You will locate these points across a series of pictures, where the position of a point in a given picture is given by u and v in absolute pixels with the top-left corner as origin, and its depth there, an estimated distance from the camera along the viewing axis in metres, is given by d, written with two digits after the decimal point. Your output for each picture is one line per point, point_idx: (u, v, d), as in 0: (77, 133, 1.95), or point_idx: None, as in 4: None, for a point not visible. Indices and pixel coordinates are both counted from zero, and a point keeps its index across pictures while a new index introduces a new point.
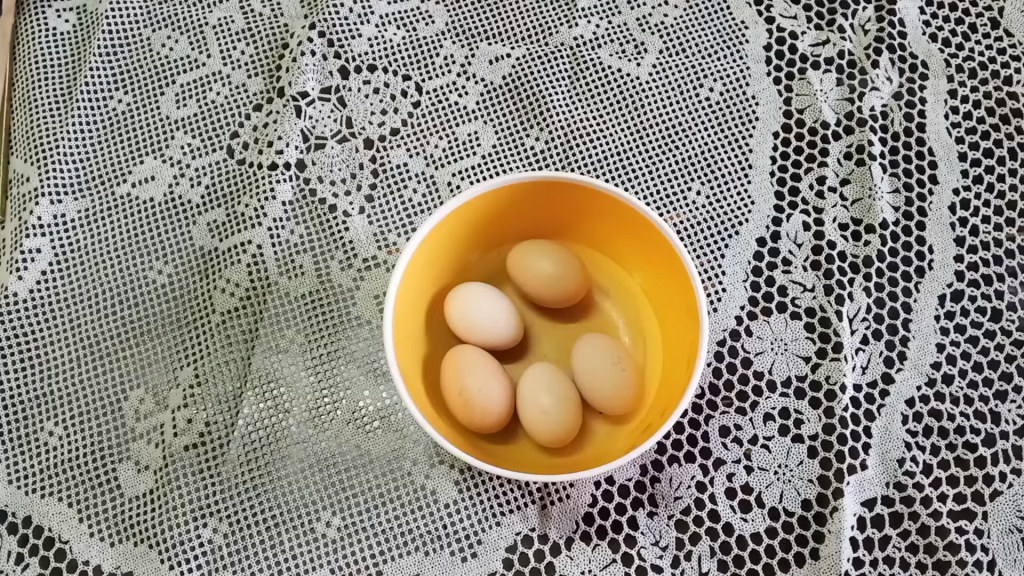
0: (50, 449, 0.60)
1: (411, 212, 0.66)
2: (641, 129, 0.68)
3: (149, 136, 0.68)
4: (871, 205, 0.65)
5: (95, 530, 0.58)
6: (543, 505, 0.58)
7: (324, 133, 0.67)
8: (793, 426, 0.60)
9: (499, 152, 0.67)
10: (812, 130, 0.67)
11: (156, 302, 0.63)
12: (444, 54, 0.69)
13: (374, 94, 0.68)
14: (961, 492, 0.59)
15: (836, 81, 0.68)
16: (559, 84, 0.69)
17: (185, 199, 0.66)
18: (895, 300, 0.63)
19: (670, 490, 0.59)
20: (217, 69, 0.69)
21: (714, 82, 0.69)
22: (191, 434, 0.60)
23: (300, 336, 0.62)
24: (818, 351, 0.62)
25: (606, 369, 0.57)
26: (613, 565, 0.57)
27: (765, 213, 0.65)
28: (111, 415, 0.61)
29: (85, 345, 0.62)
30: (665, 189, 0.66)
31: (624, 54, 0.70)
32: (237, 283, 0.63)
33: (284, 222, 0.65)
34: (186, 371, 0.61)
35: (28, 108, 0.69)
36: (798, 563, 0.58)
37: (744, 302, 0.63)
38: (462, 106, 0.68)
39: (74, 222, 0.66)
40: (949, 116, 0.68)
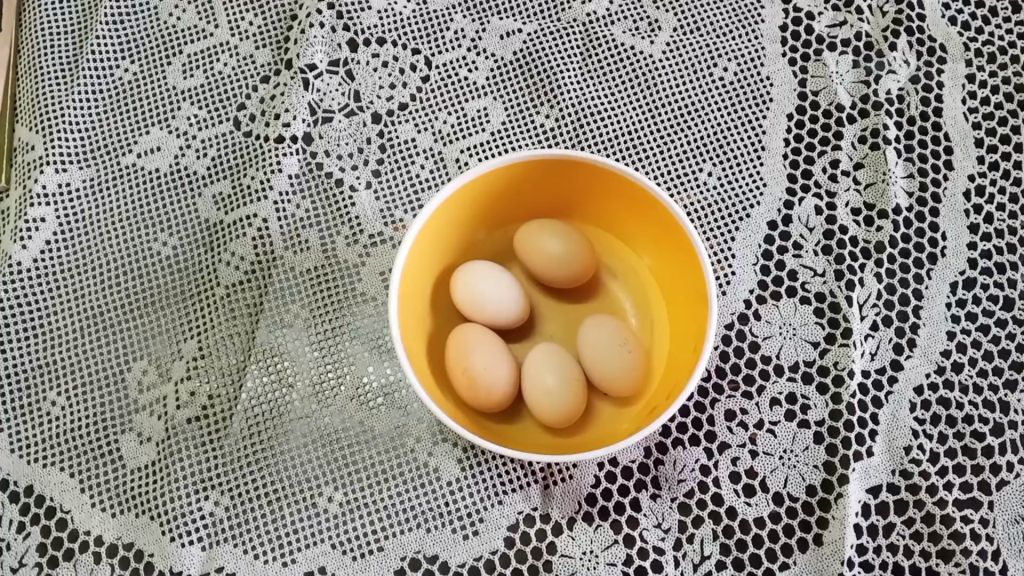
0: (53, 419, 0.60)
1: (418, 187, 0.65)
2: (653, 108, 0.67)
3: (154, 106, 0.67)
4: (884, 189, 0.64)
5: (97, 501, 0.58)
6: (546, 485, 0.58)
7: (332, 106, 0.66)
8: (799, 411, 0.60)
9: (509, 129, 0.66)
10: (826, 113, 0.66)
11: (161, 273, 0.63)
12: (454, 28, 0.68)
13: (383, 67, 0.67)
14: (968, 481, 0.59)
15: (852, 63, 0.67)
16: (571, 61, 0.68)
17: (191, 170, 0.65)
18: (906, 287, 0.62)
19: (673, 473, 0.58)
20: (225, 39, 0.68)
21: (728, 62, 0.68)
22: (194, 406, 0.59)
23: (305, 311, 0.62)
24: (827, 337, 0.61)
25: (612, 351, 0.56)
26: (615, 547, 0.57)
27: (777, 195, 0.64)
28: (115, 386, 0.60)
29: (89, 315, 0.62)
30: (675, 169, 0.65)
31: (638, 31, 0.69)
32: (242, 256, 0.63)
33: (289, 196, 0.64)
34: (190, 344, 0.61)
35: (33, 75, 0.68)
36: (802, 548, 0.57)
37: (754, 285, 0.62)
38: (472, 81, 0.67)
39: (79, 191, 0.65)
40: (966, 101, 0.66)
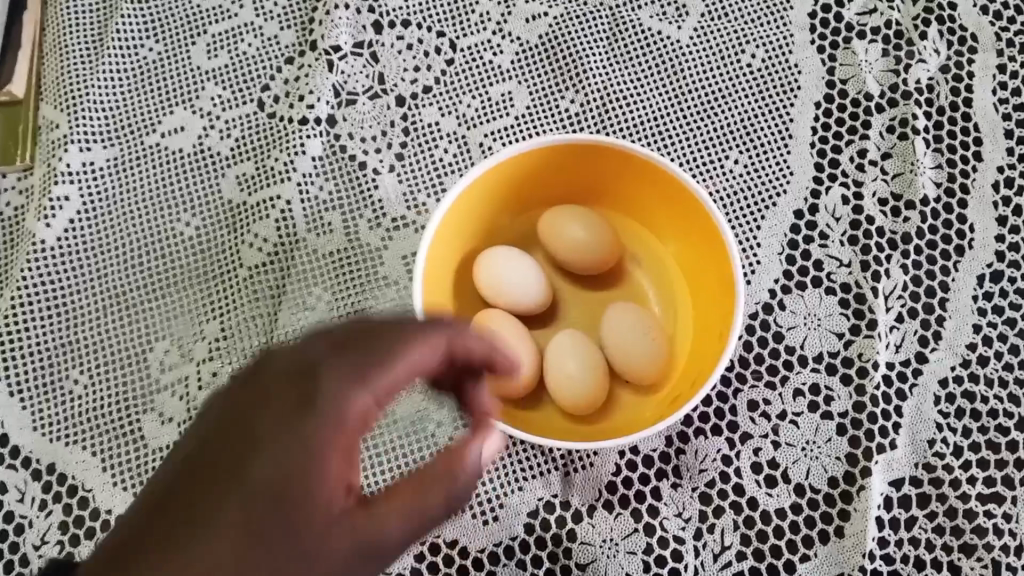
0: (76, 398, 0.60)
1: (441, 171, 0.65)
2: (679, 94, 0.66)
3: (178, 87, 0.67)
4: (912, 179, 0.64)
5: (119, 479, 0.58)
6: (566, 472, 0.58)
7: (356, 89, 0.66)
8: (823, 402, 0.59)
9: (533, 114, 0.66)
10: (854, 102, 0.65)
11: (183, 255, 0.63)
12: (479, 11, 0.68)
13: (407, 50, 0.67)
14: (991, 475, 0.58)
15: (881, 51, 0.67)
16: (596, 46, 0.68)
17: (215, 151, 0.65)
18: (932, 279, 0.62)
19: (695, 462, 0.58)
20: (249, 20, 0.68)
21: (756, 48, 0.67)
22: (216, 387, 0.60)
23: (327, 293, 0.61)
24: (852, 328, 0.61)
25: (636, 337, 0.56)
26: (635, 535, 0.57)
27: (803, 184, 0.64)
28: (137, 365, 0.61)
29: (112, 295, 0.62)
30: (701, 157, 0.65)
31: (665, 16, 0.68)
32: (266, 238, 0.63)
33: (313, 178, 0.64)
34: (213, 325, 0.61)
35: (58, 54, 0.68)
36: (823, 540, 0.57)
37: (779, 276, 0.62)
38: (496, 65, 0.67)
39: (103, 170, 0.65)
40: (997, 91, 0.65)
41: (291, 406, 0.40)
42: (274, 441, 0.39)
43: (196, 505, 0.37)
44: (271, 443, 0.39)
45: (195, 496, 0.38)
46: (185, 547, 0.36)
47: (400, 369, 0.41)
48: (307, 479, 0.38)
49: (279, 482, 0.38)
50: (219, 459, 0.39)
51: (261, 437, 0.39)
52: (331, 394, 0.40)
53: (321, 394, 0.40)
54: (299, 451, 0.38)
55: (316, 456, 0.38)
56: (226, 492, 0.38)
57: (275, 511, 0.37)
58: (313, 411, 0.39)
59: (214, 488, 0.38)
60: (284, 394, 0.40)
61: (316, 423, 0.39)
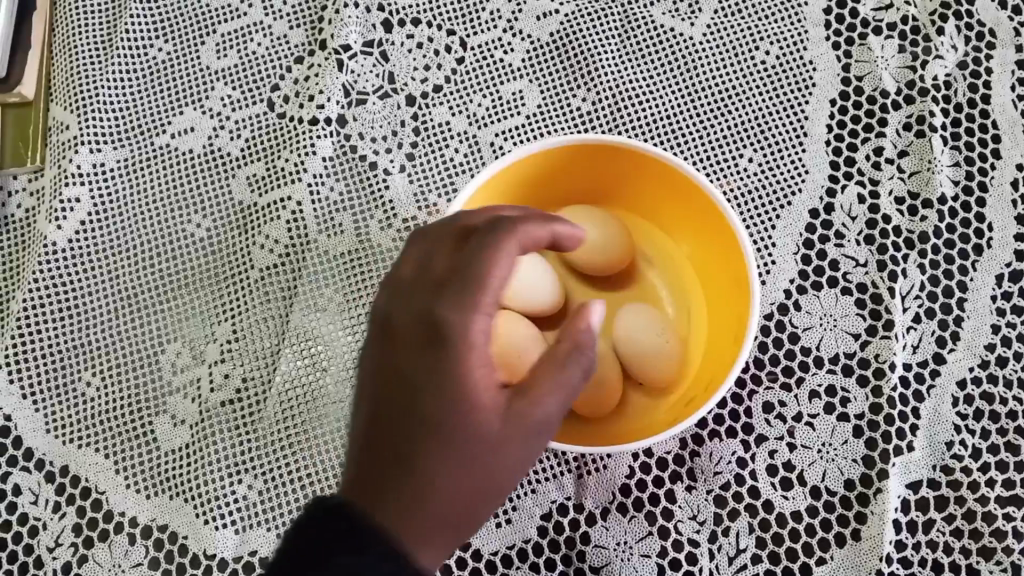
0: (88, 400, 0.60)
1: (452, 171, 0.64)
2: (692, 92, 0.66)
3: (188, 87, 0.66)
4: (929, 178, 0.63)
5: (131, 482, 0.58)
6: (580, 474, 0.58)
7: (366, 88, 0.66)
8: (839, 404, 0.59)
9: (545, 113, 0.65)
10: (870, 99, 0.65)
11: (194, 256, 0.63)
12: (490, 8, 0.67)
13: (418, 49, 0.67)
14: (1010, 477, 0.58)
15: (898, 47, 0.66)
16: (608, 43, 0.67)
17: (225, 151, 0.65)
18: (950, 279, 0.61)
19: (710, 465, 0.58)
20: (259, 19, 0.68)
21: (770, 45, 0.66)
22: (227, 390, 0.59)
23: (339, 294, 0.61)
24: (869, 328, 0.60)
25: (650, 342, 0.55)
26: (650, 538, 0.56)
27: (819, 183, 0.63)
28: (149, 367, 0.61)
29: (124, 296, 0.62)
30: (715, 155, 0.64)
31: (678, 12, 0.67)
32: (277, 239, 0.62)
33: (323, 178, 0.64)
34: (224, 327, 0.61)
35: (68, 54, 0.68)
36: (839, 543, 0.56)
37: (794, 275, 0.61)
38: (507, 63, 0.66)
39: (113, 171, 0.65)
40: (1016, 88, 0.64)
41: (424, 349, 0.43)
42: (422, 374, 0.42)
43: (385, 441, 0.42)
44: (422, 379, 0.42)
45: (380, 443, 0.42)
46: (400, 477, 0.41)
47: (495, 274, 0.44)
48: (466, 392, 0.42)
49: (443, 402, 0.42)
50: (387, 408, 0.43)
51: (411, 379, 0.43)
52: (455, 327, 0.42)
53: (449, 333, 0.42)
54: (449, 375, 0.42)
55: (464, 370, 0.42)
56: (402, 422, 0.42)
57: (449, 420, 0.42)
58: (449, 341, 0.42)
59: (393, 430, 0.42)
60: (412, 340, 0.43)
61: (452, 350, 0.42)
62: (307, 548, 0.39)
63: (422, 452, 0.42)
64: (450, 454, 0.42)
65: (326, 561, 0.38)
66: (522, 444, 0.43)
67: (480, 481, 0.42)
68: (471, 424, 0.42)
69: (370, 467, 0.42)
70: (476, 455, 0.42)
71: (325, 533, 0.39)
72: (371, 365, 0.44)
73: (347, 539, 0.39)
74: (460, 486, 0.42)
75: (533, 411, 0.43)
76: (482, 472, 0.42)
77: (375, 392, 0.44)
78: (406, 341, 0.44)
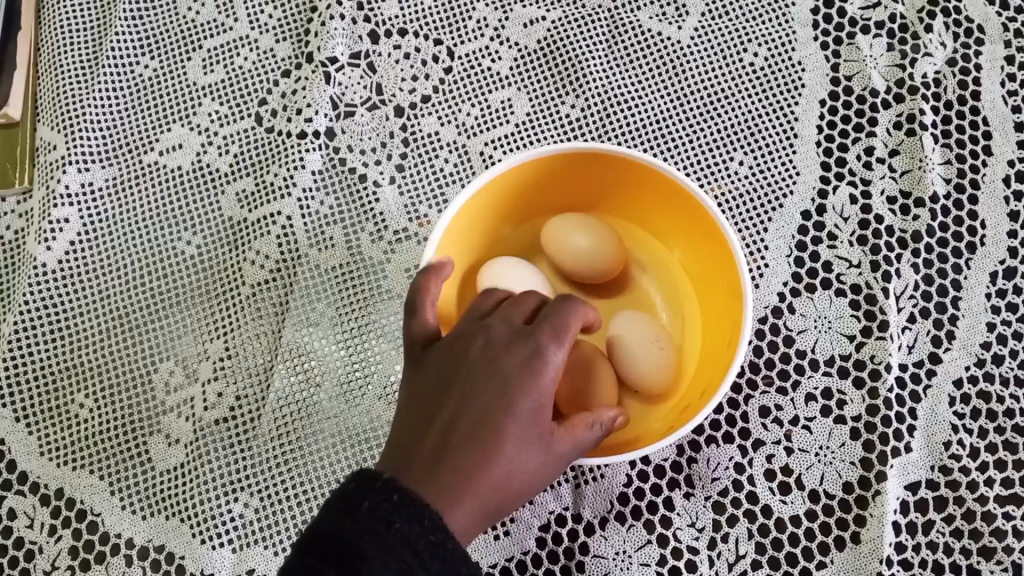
0: (82, 422, 0.60)
1: (442, 182, 0.64)
2: (681, 96, 0.65)
3: (175, 103, 0.66)
4: (921, 177, 0.62)
5: (127, 503, 0.58)
6: (577, 484, 0.58)
7: (354, 100, 0.65)
8: (835, 407, 0.58)
9: (533, 120, 0.65)
10: (860, 98, 0.64)
11: (184, 274, 0.63)
12: (476, 17, 0.67)
13: (405, 59, 0.66)
14: (1009, 476, 0.57)
15: (886, 46, 0.65)
16: (596, 49, 0.67)
17: (214, 167, 0.65)
18: (944, 277, 0.61)
19: (707, 471, 0.57)
20: (245, 33, 0.67)
21: (758, 47, 0.66)
22: (221, 408, 0.59)
23: (331, 309, 0.61)
24: (863, 330, 0.60)
25: (645, 351, 0.55)
26: (649, 547, 0.56)
27: (810, 184, 0.63)
28: (142, 387, 0.60)
29: (115, 316, 0.62)
30: (706, 159, 0.64)
31: (665, 16, 0.67)
32: (268, 254, 0.62)
33: (313, 192, 0.63)
34: (216, 344, 0.61)
35: (54, 74, 0.67)
36: (839, 546, 0.56)
37: (787, 278, 0.61)
38: (495, 71, 0.66)
39: (102, 191, 0.65)
40: (1005, 83, 0.64)
41: (502, 356, 0.45)
42: (498, 377, 0.45)
43: (446, 429, 0.44)
44: (495, 380, 0.45)
45: (439, 429, 0.44)
46: (457, 462, 0.43)
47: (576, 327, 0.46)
48: (535, 401, 0.45)
49: (513, 405, 0.44)
50: (452, 399, 0.45)
51: (482, 379, 0.45)
52: (540, 346, 0.45)
53: (532, 349, 0.45)
54: (523, 381, 0.44)
55: (529, 396, 0.44)
56: (466, 416, 0.44)
57: (513, 423, 0.44)
58: (528, 356, 0.45)
59: (458, 421, 0.44)
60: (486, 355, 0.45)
61: (524, 371, 0.45)
62: (348, 516, 0.41)
63: (484, 444, 0.43)
64: (509, 451, 0.44)
65: (366, 530, 0.40)
66: (561, 458, 0.46)
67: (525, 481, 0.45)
68: (530, 430, 0.44)
69: (425, 450, 0.44)
70: (530, 456, 0.45)
71: (369, 501, 0.41)
72: (437, 359, 0.47)
73: (389, 509, 0.41)
74: (510, 480, 0.44)
75: (572, 437, 0.47)
76: (530, 473, 0.45)
77: (439, 386, 0.46)
78: (482, 347, 0.46)
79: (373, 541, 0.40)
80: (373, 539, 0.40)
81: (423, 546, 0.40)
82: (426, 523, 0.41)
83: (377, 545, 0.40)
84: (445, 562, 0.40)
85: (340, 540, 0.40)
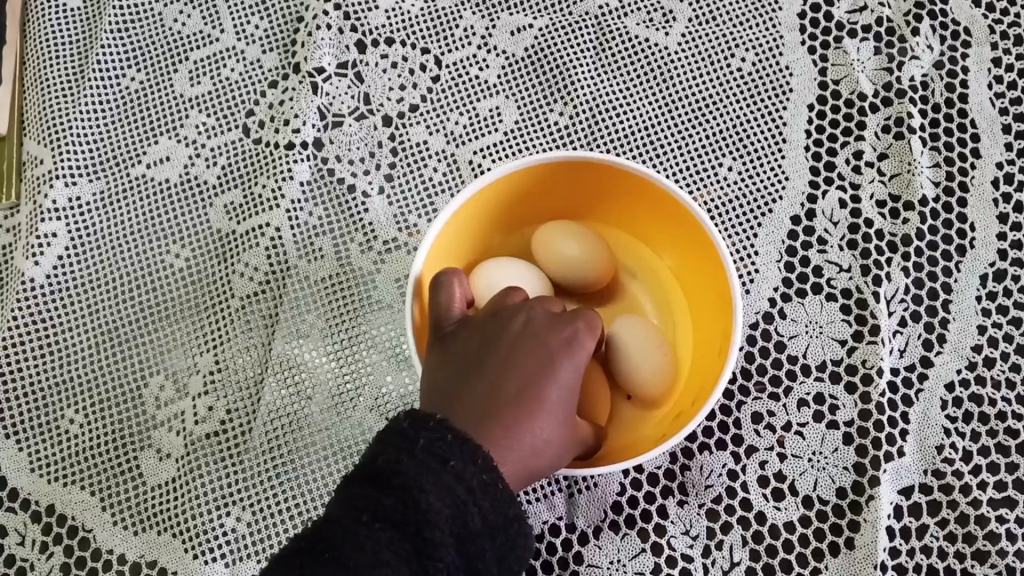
0: (72, 437, 0.59)
1: (432, 191, 0.64)
2: (670, 102, 0.65)
3: (162, 116, 0.66)
4: (910, 180, 0.63)
5: (118, 519, 0.57)
6: (570, 493, 0.58)
7: (342, 110, 0.65)
8: (827, 412, 0.58)
9: (522, 129, 0.65)
10: (848, 102, 0.64)
11: (174, 287, 0.62)
12: (463, 25, 0.67)
13: (392, 68, 0.66)
14: (1002, 479, 0.57)
15: (874, 49, 0.65)
16: (583, 56, 0.66)
17: (202, 180, 0.64)
18: (935, 281, 0.61)
19: (701, 479, 0.57)
20: (231, 44, 0.67)
21: (745, 52, 0.66)
22: (213, 422, 0.59)
23: (320, 320, 0.61)
24: (855, 334, 0.60)
25: (643, 354, 0.54)
26: (643, 555, 0.56)
27: (800, 189, 0.63)
28: (133, 402, 0.60)
29: (105, 331, 0.62)
30: (695, 165, 0.64)
31: (652, 23, 0.67)
32: (257, 266, 0.62)
33: (302, 203, 0.63)
34: (206, 358, 0.61)
35: (39, 87, 0.67)
36: (833, 552, 0.56)
37: (778, 283, 0.61)
38: (483, 79, 0.66)
39: (89, 205, 0.64)
40: (993, 86, 0.64)
41: (543, 337, 0.48)
42: (542, 352, 0.48)
43: (494, 392, 0.46)
44: (539, 355, 0.48)
45: (486, 390, 0.46)
46: (506, 422, 0.45)
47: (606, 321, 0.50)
48: (571, 380, 0.48)
49: (557, 378, 0.47)
50: (497, 366, 0.47)
51: (527, 352, 0.48)
52: (579, 330, 0.48)
53: (572, 331, 0.48)
54: (563, 360, 0.48)
55: (570, 376, 0.48)
56: (512, 383, 0.47)
57: (557, 393, 0.47)
58: (569, 334, 0.48)
59: (505, 386, 0.46)
60: (528, 334, 0.48)
61: (565, 352, 0.48)
62: (403, 451, 0.42)
63: (529, 410, 0.46)
64: (548, 421, 0.47)
65: (424, 468, 0.41)
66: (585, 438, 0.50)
67: (564, 445, 0.48)
68: (569, 401, 0.48)
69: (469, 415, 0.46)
70: (568, 424, 0.48)
71: (426, 439, 0.42)
72: (476, 329, 0.48)
73: (446, 447, 0.42)
74: (551, 444, 0.47)
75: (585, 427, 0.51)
76: (569, 439, 0.48)
77: (479, 354, 0.48)
78: (524, 323, 0.48)
79: (431, 477, 0.41)
80: (429, 475, 0.41)
81: (476, 484, 0.42)
82: (480, 463, 0.42)
83: (434, 480, 0.41)
84: (495, 501, 0.42)
85: (397, 475, 0.41)
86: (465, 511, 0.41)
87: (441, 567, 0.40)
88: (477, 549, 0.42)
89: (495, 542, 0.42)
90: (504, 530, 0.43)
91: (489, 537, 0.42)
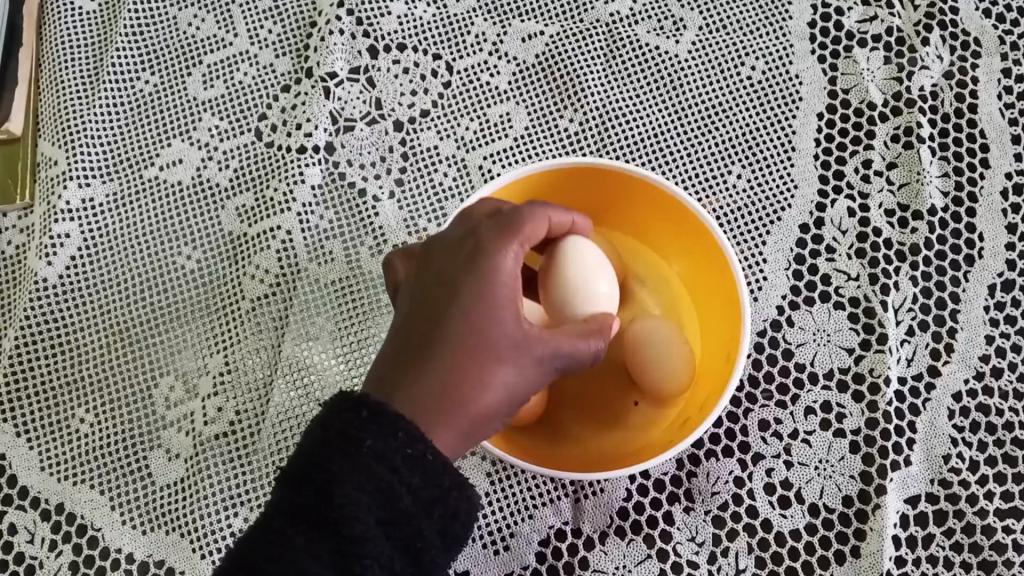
0: (82, 437, 0.60)
1: (442, 195, 0.64)
2: (679, 109, 0.66)
3: (175, 119, 0.66)
4: (919, 189, 0.63)
5: (128, 518, 0.58)
6: (576, 498, 0.58)
7: (353, 115, 0.66)
8: (834, 420, 0.58)
9: (532, 135, 0.65)
10: (857, 111, 0.65)
11: (185, 289, 0.63)
12: (475, 32, 0.67)
13: (404, 74, 0.67)
14: (1009, 489, 0.57)
15: (883, 59, 0.66)
16: (594, 63, 0.67)
17: (214, 182, 0.65)
18: (943, 290, 0.61)
19: (707, 485, 0.57)
20: (245, 49, 0.68)
21: (756, 60, 0.66)
22: (221, 423, 0.59)
23: (330, 323, 0.61)
24: (863, 343, 0.60)
25: (656, 350, 0.55)
26: (648, 561, 0.56)
27: (808, 197, 0.63)
28: (143, 403, 0.60)
29: (117, 330, 0.62)
30: (703, 172, 0.64)
31: (662, 30, 0.67)
32: (267, 268, 0.62)
33: (313, 206, 0.64)
34: (216, 359, 0.61)
35: (55, 89, 0.68)
36: (838, 560, 0.56)
37: (786, 291, 0.61)
38: (494, 86, 0.66)
39: (103, 206, 0.65)
40: (1002, 96, 0.64)
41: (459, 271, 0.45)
42: (468, 297, 0.44)
43: (425, 343, 0.44)
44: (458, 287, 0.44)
45: (422, 355, 0.43)
46: (432, 367, 0.43)
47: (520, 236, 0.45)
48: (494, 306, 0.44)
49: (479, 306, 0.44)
50: (421, 311, 0.45)
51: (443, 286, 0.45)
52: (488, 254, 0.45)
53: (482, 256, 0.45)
54: (479, 289, 0.44)
55: (491, 298, 0.44)
56: (445, 335, 0.43)
57: (495, 331, 0.44)
58: (482, 258, 0.45)
59: (439, 342, 0.43)
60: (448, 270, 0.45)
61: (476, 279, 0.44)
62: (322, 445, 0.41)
63: (455, 348, 0.43)
64: (480, 357, 0.43)
65: (338, 452, 0.41)
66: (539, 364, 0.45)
67: (507, 369, 0.44)
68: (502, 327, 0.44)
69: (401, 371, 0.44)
70: (506, 346, 0.44)
71: (340, 424, 0.41)
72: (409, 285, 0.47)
73: (359, 427, 0.41)
74: (503, 384, 0.44)
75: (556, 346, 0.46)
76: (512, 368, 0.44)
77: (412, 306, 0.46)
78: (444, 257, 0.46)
79: (347, 465, 0.40)
80: (346, 464, 0.40)
81: (400, 461, 0.41)
82: (401, 436, 0.41)
83: (352, 467, 0.40)
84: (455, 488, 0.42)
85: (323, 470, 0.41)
86: (391, 492, 0.40)
87: (370, 562, 0.40)
88: (413, 529, 0.41)
89: (434, 517, 0.41)
90: (440, 501, 0.42)
91: (426, 514, 0.41)
